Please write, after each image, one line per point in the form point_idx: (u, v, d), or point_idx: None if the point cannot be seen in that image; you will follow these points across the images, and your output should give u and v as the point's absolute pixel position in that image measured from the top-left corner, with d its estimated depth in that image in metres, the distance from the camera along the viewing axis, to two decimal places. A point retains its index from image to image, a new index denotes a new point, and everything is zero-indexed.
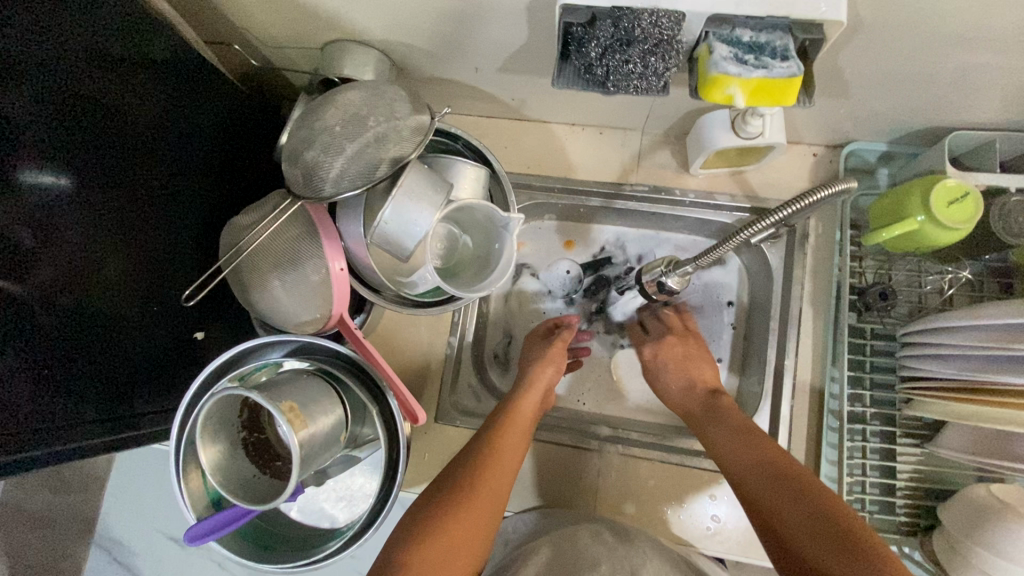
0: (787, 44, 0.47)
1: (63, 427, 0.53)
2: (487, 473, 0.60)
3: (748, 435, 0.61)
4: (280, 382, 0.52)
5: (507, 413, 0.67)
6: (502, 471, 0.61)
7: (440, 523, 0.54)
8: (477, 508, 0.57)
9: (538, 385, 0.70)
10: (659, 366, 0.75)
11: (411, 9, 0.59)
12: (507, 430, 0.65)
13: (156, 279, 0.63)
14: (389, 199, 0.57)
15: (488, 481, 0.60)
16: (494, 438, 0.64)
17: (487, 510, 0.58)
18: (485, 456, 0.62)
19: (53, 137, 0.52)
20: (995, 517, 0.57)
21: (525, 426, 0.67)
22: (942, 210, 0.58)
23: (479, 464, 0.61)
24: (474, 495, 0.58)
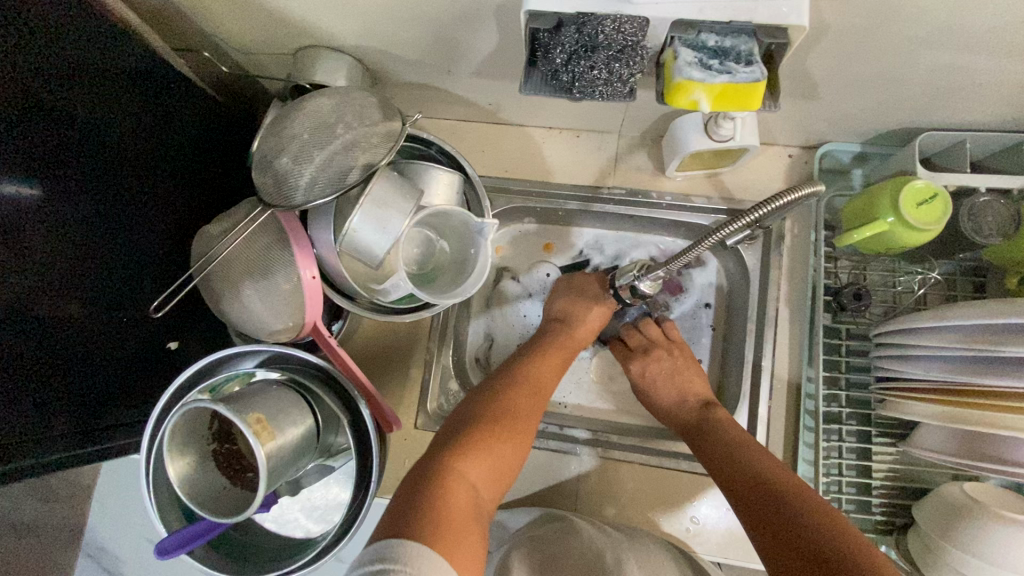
0: (752, 48, 0.47)
1: (31, 441, 0.53)
2: (525, 407, 0.62)
3: (739, 443, 0.62)
4: (249, 393, 0.51)
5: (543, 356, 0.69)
6: (538, 408, 0.63)
7: (482, 442, 0.56)
8: (514, 437, 0.59)
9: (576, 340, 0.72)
10: (648, 385, 0.73)
11: (380, 16, 0.59)
12: (544, 373, 0.67)
13: (128, 290, 0.62)
14: (358, 206, 0.57)
15: (527, 415, 0.62)
16: (530, 376, 0.66)
17: (524, 438, 0.60)
18: (522, 390, 0.64)
19: (30, 147, 0.51)
20: (967, 515, 0.57)
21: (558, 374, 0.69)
22: (910, 210, 0.58)
23: (516, 395, 0.63)
24: (514, 423, 0.60)
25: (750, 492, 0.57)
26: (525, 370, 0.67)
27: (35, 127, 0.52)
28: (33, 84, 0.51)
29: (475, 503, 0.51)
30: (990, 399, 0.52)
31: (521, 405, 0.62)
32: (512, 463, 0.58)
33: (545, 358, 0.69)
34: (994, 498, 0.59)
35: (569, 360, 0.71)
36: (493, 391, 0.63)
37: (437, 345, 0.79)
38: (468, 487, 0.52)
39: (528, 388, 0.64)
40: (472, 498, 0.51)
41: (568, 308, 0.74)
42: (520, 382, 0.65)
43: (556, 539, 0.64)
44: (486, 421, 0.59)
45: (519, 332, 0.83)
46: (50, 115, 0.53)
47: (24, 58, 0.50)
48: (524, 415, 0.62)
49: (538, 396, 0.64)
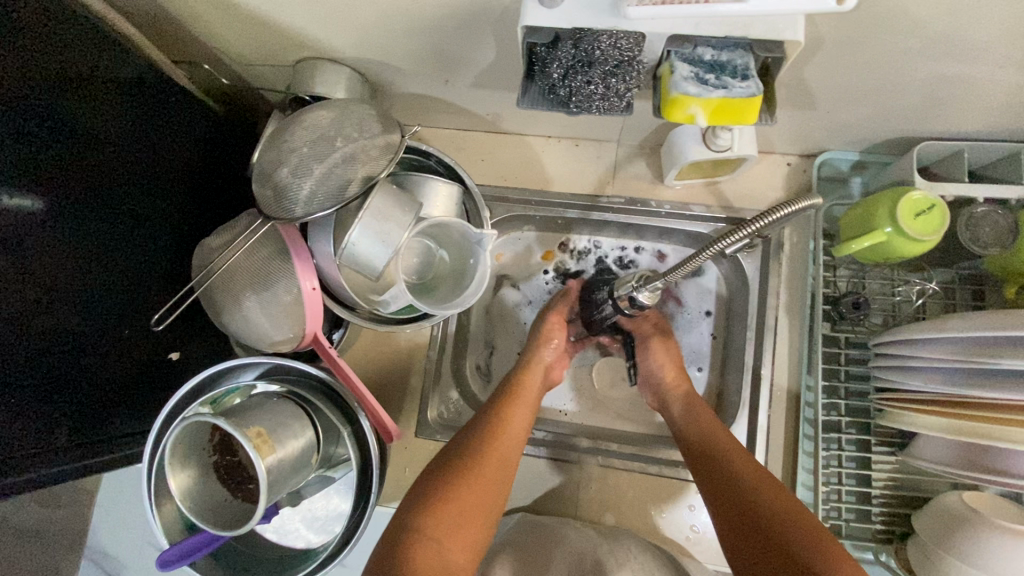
0: (747, 62, 0.48)
1: (33, 454, 0.53)
2: (494, 445, 0.62)
3: (729, 450, 0.62)
4: (249, 407, 0.52)
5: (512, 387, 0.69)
6: (509, 442, 0.63)
7: (451, 491, 0.56)
8: (484, 480, 0.59)
9: (538, 364, 0.72)
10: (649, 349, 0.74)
11: (379, 29, 0.59)
12: (514, 400, 0.67)
13: (129, 302, 0.63)
14: (357, 220, 0.57)
15: (494, 454, 0.61)
16: (499, 411, 0.65)
17: (495, 482, 0.60)
18: (490, 429, 0.63)
19: (36, 163, 0.52)
20: (966, 525, 0.57)
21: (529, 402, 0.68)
22: (908, 221, 0.58)
23: (484, 436, 0.62)
24: (481, 466, 0.59)
25: (737, 507, 0.57)
26: (494, 406, 0.66)
27: (32, 139, 0.51)
28: (39, 100, 0.52)
29: (444, 560, 0.52)
30: (992, 412, 0.52)
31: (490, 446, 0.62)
32: (486, 506, 0.58)
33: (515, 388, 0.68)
34: (993, 508, 0.59)
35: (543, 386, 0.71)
36: (461, 436, 0.63)
37: (437, 353, 0.79)
38: (435, 545, 0.52)
39: (496, 426, 0.64)
40: (441, 556, 0.52)
41: (534, 341, 0.74)
42: (486, 422, 0.64)
43: (556, 549, 0.64)
44: (452, 468, 0.59)
45: (519, 340, 0.83)
46: (48, 127, 0.53)
47: (19, 71, 0.50)
48: (493, 454, 0.61)
49: (507, 431, 0.63)
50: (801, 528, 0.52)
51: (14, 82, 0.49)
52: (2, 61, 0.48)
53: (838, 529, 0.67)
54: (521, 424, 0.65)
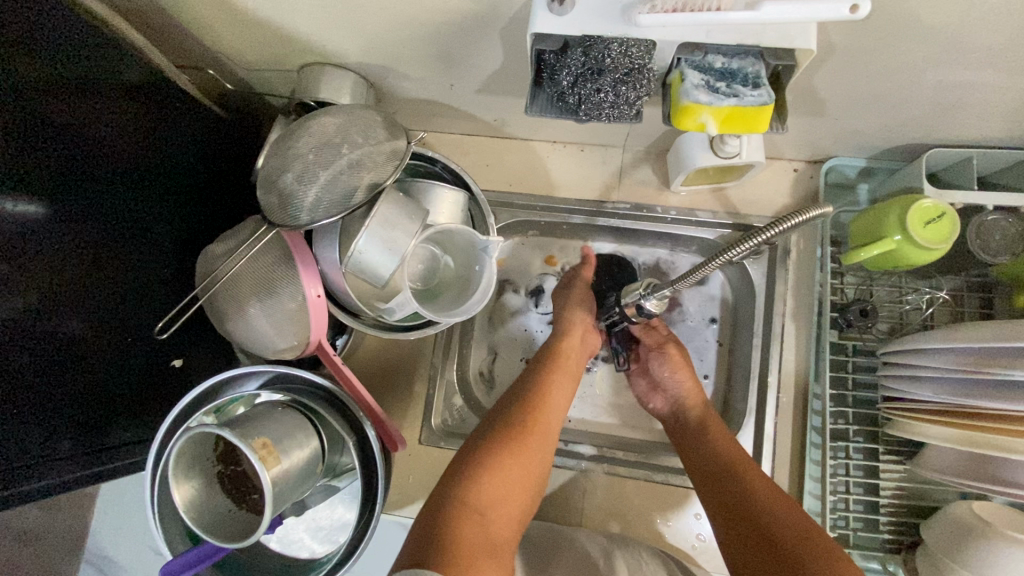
0: (759, 70, 0.47)
1: (33, 464, 0.52)
2: (537, 416, 0.62)
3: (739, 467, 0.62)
4: (253, 417, 0.51)
5: (553, 359, 0.69)
6: (552, 415, 0.63)
7: (497, 459, 0.56)
8: (529, 452, 0.59)
9: (576, 329, 0.71)
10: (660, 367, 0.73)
11: (385, 34, 0.59)
12: (555, 374, 0.67)
13: (132, 310, 0.62)
14: (364, 228, 0.57)
15: (539, 426, 0.61)
16: (541, 385, 0.65)
17: (539, 454, 0.60)
18: (534, 400, 0.63)
19: (37, 169, 0.51)
20: (975, 536, 0.57)
21: (571, 372, 0.68)
22: (918, 229, 0.58)
23: (529, 408, 0.62)
24: (526, 437, 0.59)
25: (746, 525, 0.57)
26: (536, 378, 0.66)
27: (35, 144, 0.51)
28: (42, 106, 0.51)
29: (488, 533, 0.51)
30: (997, 421, 0.51)
31: (537, 416, 0.62)
32: (529, 477, 0.58)
33: (556, 361, 0.69)
34: (1003, 518, 0.58)
35: (582, 356, 0.71)
36: (506, 404, 0.63)
37: (441, 359, 0.78)
38: (479, 518, 0.52)
39: (539, 398, 0.63)
40: (484, 528, 0.51)
41: (568, 305, 0.73)
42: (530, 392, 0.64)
43: (561, 558, 0.63)
44: (497, 438, 0.59)
45: (523, 346, 0.83)
46: (50, 132, 0.52)
47: (23, 77, 0.49)
48: (536, 426, 0.61)
49: (550, 404, 0.63)
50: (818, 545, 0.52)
51: (16, 87, 0.49)
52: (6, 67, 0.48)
53: (846, 539, 0.66)
54: (561, 399, 0.65)
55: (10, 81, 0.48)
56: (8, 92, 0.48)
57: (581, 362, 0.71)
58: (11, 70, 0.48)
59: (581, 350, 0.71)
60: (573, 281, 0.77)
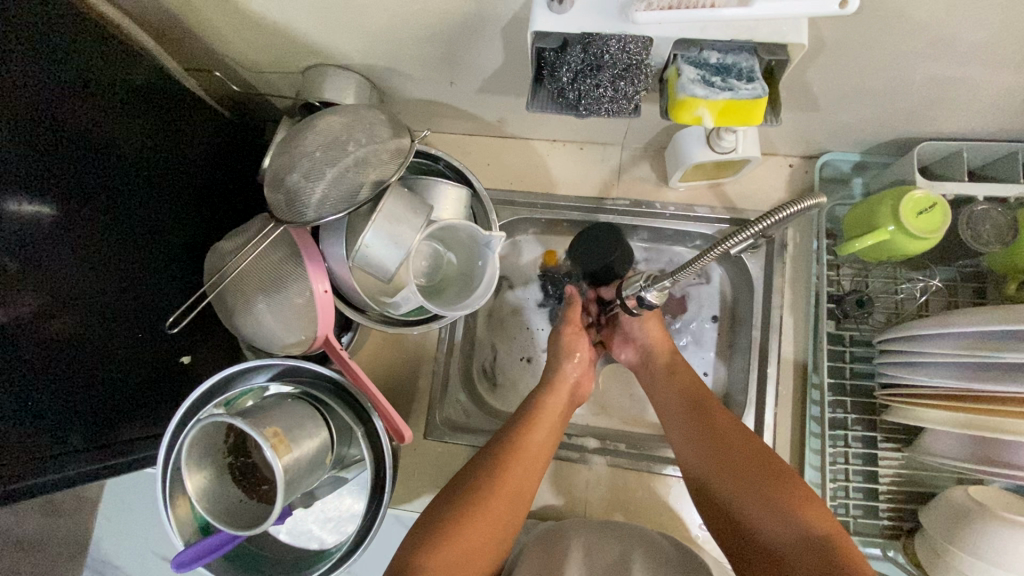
0: (752, 65, 0.49)
1: (48, 456, 0.54)
2: (507, 475, 0.61)
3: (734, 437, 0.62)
4: (264, 408, 0.52)
5: (533, 409, 0.67)
6: (524, 473, 0.62)
7: (458, 525, 0.56)
8: (495, 514, 0.58)
9: (561, 386, 0.70)
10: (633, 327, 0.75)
11: (389, 35, 0.60)
12: (532, 426, 0.65)
13: (141, 305, 0.63)
14: (370, 223, 0.58)
15: (507, 487, 0.60)
16: (517, 439, 0.64)
17: (503, 517, 0.59)
18: (506, 457, 0.62)
19: (49, 168, 0.53)
20: (973, 519, 0.58)
21: (552, 423, 0.67)
22: (910, 219, 0.59)
23: (501, 465, 0.61)
24: (491, 503, 0.58)
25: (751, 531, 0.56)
26: (511, 430, 0.65)
27: (45, 144, 0.52)
28: (53, 107, 0.53)
29: None
30: (996, 404, 0.52)
31: (508, 477, 0.61)
32: (490, 542, 0.57)
33: (535, 411, 0.67)
34: (999, 501, 0.60)
35: (564, 412, 0.70)
36: (477, 461, 0.63)
37: (445, 355, 0.79)
38: None
39: (511, 455, 0.62)
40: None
41: (558, 356, 0.73)
42: (503, 447, 0.63)
43: (567, 547, 0.64)
44: (462, 504, 0.57)
45: (525, 342, 0.84)
46: (61, 135, 0.54)
47: (35, 79, 0.51)
48: (505, 486, 0.60)
49: (522, 459, 0.62)
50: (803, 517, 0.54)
51: (23, 90, 0.50)
52: (20, 69, 0.50)
53: (847, 526, 0.67)
54: (537, 450, 0.64)
55: (20, 83, 0.50)
56: (16, 95, 0.49)
57: (562, 413, 0.69)
58: (20, 75, 0.50)
59: (564, 400, 0.70)
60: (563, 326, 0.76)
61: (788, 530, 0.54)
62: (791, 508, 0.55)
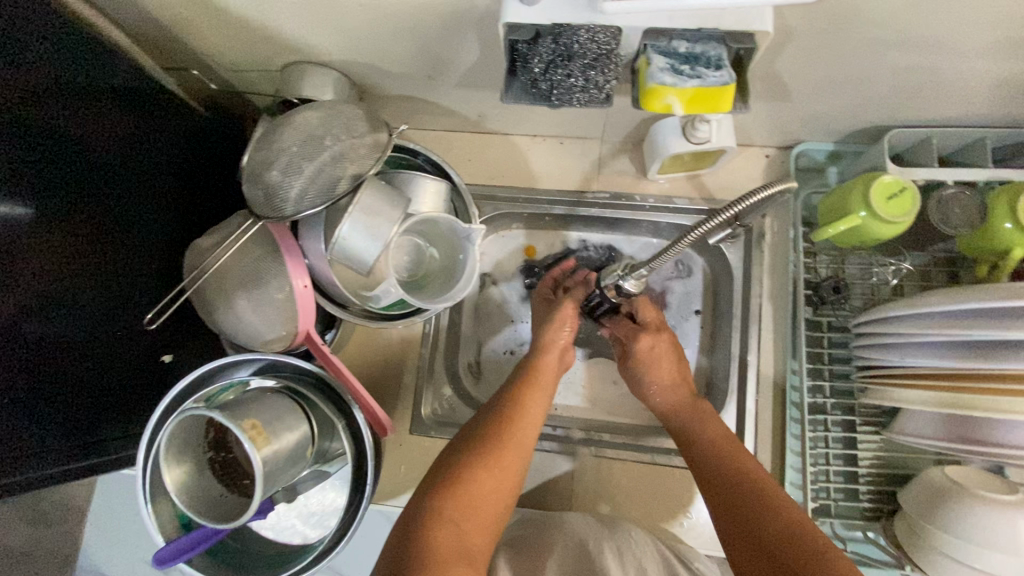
0: (721, 53, 0.50)
1: (22, 456, 0.53)
2: (512, 426, 0.61)
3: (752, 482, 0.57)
4: (244, 401, 0.52)
5: (530, 369, 0.69)
6: (527, 430, 0.62)
7: (470, 471, 0.56)
8: (505, 465, 0.58)
9: (555, 343, 0.71)
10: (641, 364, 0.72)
11: (364, 31, 0.61)
12: (530, 390, 0.66)
13: (120, 304, 0.63)
14: (347, 215, 0.58)
15: (514, 440, 0.60)
16: (517, 395, 0.65)
17: (515, 465, 0.59)
18: (508, 410, 0.63)
19: (19, 169, 0.52)
20: (950, 497, 0.59)
21: (549, 382, 0.68)
22: (880, 205, 0.60)
23: (504, 419, 0.62)
24: (500, 449, 0.59)
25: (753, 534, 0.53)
26: (511, 389, 0.66)
27: (17, 145, 0.52)
28: (26, 108, 0.52)
29: (465, 542, 0.51)
30: (973, 381, 0.53)
31: (515, 427, 0.61)
32: (505, 489, 0.57)
33: (532, 372, 0.68)
34: (974, 479, 0.61)
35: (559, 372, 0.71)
36: (480, 418, 0.63)
37: (429, 350, 0.79)
38: (454, 526, 0.52)
39: (513, 409, 0.63)
40: (458, 539, 0.51)
41: (546, 324, 0.72)
42: (505, 403, 0.64)
43: (552, 537, 0.65)
44: (471, 453, 0.58)
45: (507, 336, 0.85)
46: (30, 137, 0.53)
47: (11, 80, 0.51)
48: (512, 437, 0.60)
49: (525, 414, 0.63)
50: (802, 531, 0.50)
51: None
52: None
53: (828, 509, 0.68)
54: (538, 407, 0.65)
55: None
56: None
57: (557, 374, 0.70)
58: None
59: (559, 359, 0.71)
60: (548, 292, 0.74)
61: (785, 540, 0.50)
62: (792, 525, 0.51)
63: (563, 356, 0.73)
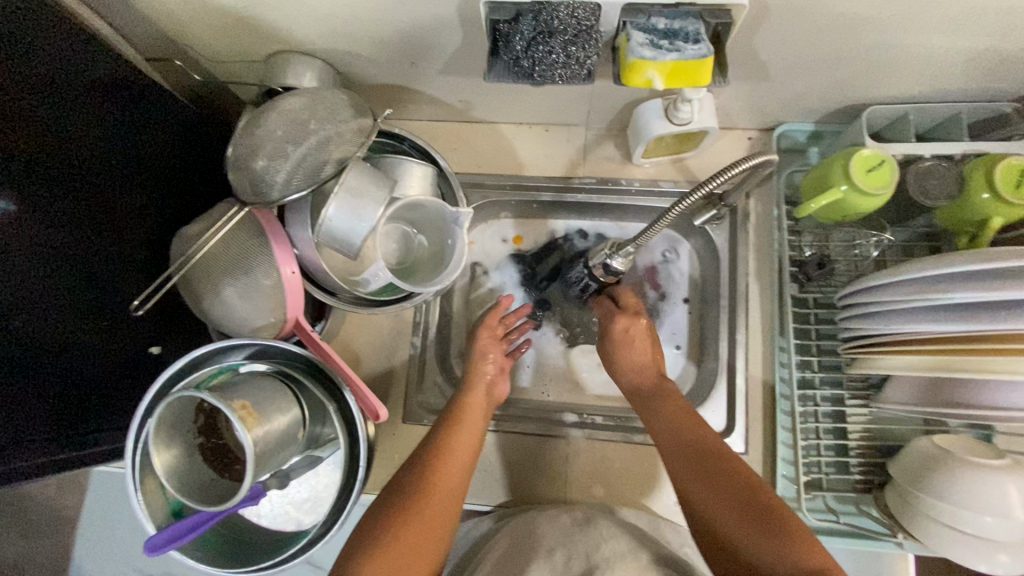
0: (699, 28, 0.51)
1: (12, 447, 0.53)
2: (437, 474, 0.61)
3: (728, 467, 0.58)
4: (234, 384, 0.52)
5: (455, 410, 0.68)
6: (450, 472, 0.62)
7: (392, 531, 0.55)
8: (429, 517, 0.57)
9: (479, 382, 0.72)
10: (623, 340, 0.73)
11: (345, 17, 0.61)
12: (456, 429, 0.66)
13: (106, 294, 0.63)
14: (332, 197, 0.58)
15: (436, 485, 0.60)
16: (440, 440, 0.64)
17: (441, 515, 0.58)
18: (430, 459, 0.62)
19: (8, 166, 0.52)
20: (939, 464, 0.60)
21: (475, 420, 0.68)
22: (860, 177, 0.61)
23: (427, 467, 0.61)
24: (424, 501, 0.58)
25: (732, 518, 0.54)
26: (436, 432, 0.66)
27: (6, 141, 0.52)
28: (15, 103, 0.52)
29: None
30: (962, 343, 0.53)
31: (440, 476, 0.61)
32: (433, 546, 0.56)
33: (456, 413, 0.68)
34: (961, 445, 0.61)
35: (487, 408, 0.71)
36: (403, 470, 0.62)
37: (421, 339, 0.80)
38: None
39: (437, 456, 0.62)
40: None
41: (471, 358, 0.75)
42: (428, 450, 0.63)
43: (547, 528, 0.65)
44: (394, 509, 0.57)
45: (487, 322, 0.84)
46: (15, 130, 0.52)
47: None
48: (436, 488, 0.59)
49: (449, 458, 0.63)
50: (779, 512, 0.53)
51: None
52: None
53: (820, 483, 0.69)
54: (464, 449, 0.65)
55: None
56: None
57: (484, 410, 0.70)
58: None
59: (484, 396, 0.71)
60: (477, 328, 0.77)
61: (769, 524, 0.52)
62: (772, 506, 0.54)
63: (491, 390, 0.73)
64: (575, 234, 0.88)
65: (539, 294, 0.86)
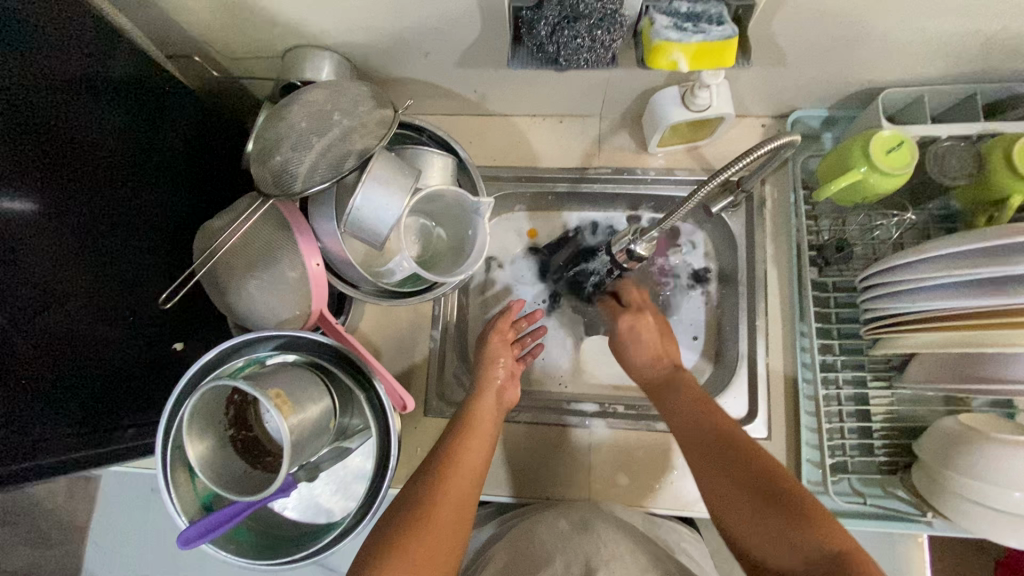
0: (722, 11, 0.52)
1: (39, 441, 0.52)
2: (450, 482, 0.60)
3: (740, 450, 0.58)
4: (266, 374, 0.52)
5: (466, 417, 0.67)
6: (464, 481, 0.60)
7: (405, 542, 0.53)
8: (443, 525, 0.56)
9: (490, 388, 0.72)
10: (630, 338, 0.75)
11: (364, 10, 0.61)
12: (467, 437, 0.65)
13: (128, 290, 0.62)
14: (360, 185, 0.57)
15: (451, 493, 0.58)
16: (452, 449, 0.63)
17: (455, 525, 0.57)
18: (441, 467, 0.61)
19: (31, 164, 0.53)
20: (965, 443, 0.60)
21: (487, 427, 0.67)
22: (880, 158, 0.62)
23: (439, 475, 0.60)
24: (438, 510, 0.57)
25: (742, 498, 0.54)
26: (448, 440, 0.65)
27: (29, 139, 0.52)
28: (41, 101, 0.53)
29: None
30: (989, 318, 0.53)
31: (453, 484, 0.60)
32: (448, 555, 0.55)
33: (468, 420, 0.67)
34: (986, 423, 0.62)
35: (498, 413, 0.70)
36: (413, 479, 0.61)
37: (440, 332, 0.80)
38: None
39: (448, 465, 0.61)
40: None
41: (482, 363, 0.74)
42: (439, 459, 0.62)
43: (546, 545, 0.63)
44: (406, 519, 0.55)
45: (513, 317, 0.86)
46: (19, 130, 0.51)
47: (24, 72, 0.51)
48: (449, 498, 0.58)
49: (460, 467, 0.62)
50: (790, 495, 0.53)
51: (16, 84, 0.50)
52: (14, 62, 0.50)
53: (845, 466, 0.70)
54: (476, 457, 0.64)
55: (13, 77, 0.50)
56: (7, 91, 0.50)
57: (496, 416, 0.70)
58: (12, 70, 0.50)
59: (495, 403, 0.71)
60: (489, 333, 0.77)
61: (777, 507, 0.52)
62: (784, 489, 0.53)
63: (502, 397, 0.72)
64: (591, 224, 0.88)
65: (553, 286, 0.87)
